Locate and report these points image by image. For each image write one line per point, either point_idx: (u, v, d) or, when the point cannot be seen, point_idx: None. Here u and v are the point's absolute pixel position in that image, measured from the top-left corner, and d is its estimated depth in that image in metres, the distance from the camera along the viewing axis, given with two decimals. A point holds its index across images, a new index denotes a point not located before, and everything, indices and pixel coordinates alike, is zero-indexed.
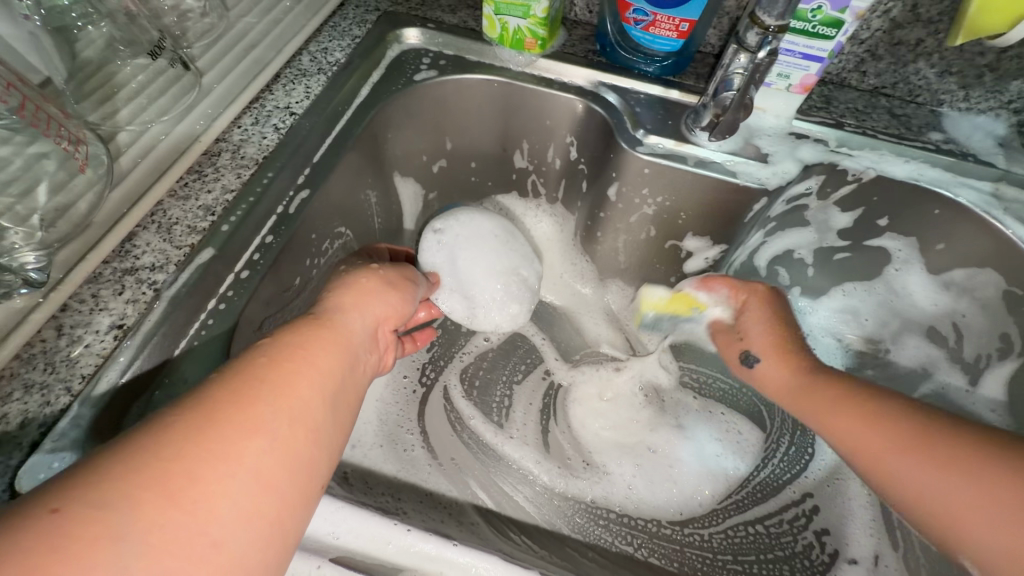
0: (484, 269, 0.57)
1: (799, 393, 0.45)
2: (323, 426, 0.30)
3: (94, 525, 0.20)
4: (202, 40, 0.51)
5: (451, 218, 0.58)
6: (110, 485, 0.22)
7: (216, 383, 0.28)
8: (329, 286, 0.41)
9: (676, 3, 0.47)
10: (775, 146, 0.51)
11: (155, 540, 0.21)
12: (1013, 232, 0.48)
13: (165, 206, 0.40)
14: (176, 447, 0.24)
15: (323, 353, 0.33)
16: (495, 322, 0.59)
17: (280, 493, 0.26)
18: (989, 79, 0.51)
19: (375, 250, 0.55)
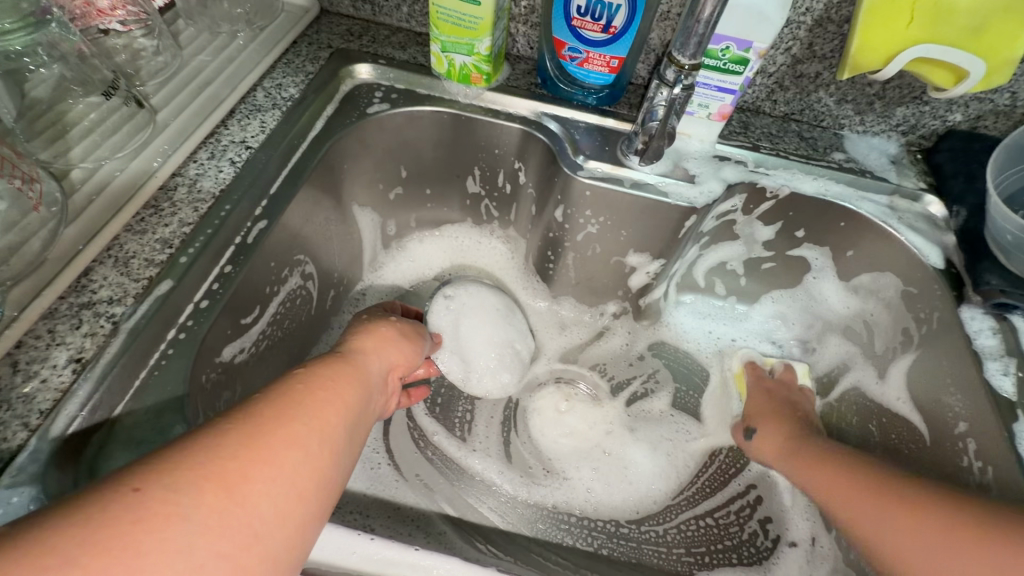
0: (484, 339, 0.62)
1: (801, 456, 0.52)
2: (343, 450, 0.33)
3: (165, 505, 0.24)
4: (155, 79, 0.52)
5: (460, 287, 0.63)
6: (178, 473, 0.26)
7: (263, 400, 0.32)
8: (353, 332, 0.46)
9: (605, 43, 0.52)
10: (700, 168, 0.57)
11: (212, 524, 0.25)
12: (906, 238, 0.54)
13: (121, 240, 0.41)
14: (231, 448, 0.28)
15: (346, 386, 0.37)
16: (487, 388, 0.62)
17: (305, 504, 0.29)
18: (879, 105, 0.58)
19: (389, 306, 0.57)
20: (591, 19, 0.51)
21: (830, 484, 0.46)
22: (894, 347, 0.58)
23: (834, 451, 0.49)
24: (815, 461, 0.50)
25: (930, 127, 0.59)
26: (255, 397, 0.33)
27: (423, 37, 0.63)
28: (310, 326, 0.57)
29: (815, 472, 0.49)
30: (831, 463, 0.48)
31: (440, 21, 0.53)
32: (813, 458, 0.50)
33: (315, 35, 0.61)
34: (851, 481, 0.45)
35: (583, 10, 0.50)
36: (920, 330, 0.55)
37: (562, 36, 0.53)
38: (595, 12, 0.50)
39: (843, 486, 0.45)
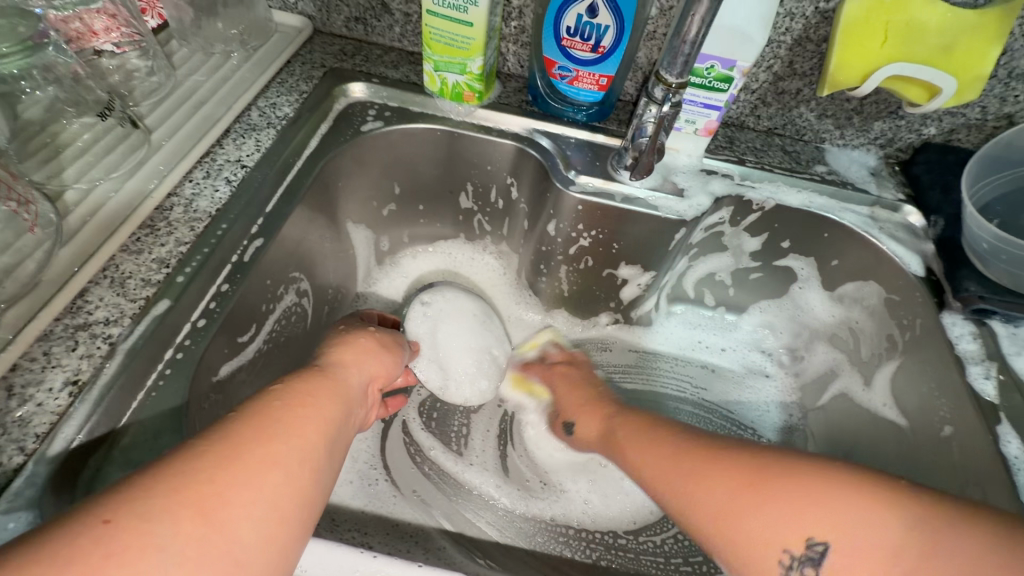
0: (460, 344, 0.65)
1: (629, 430, 0.50)
2: (325, 465, 0.34)
3: (141, 536, 0.25)
4: (149, 99, 0.52)
5: (438, 295, 0.67)
6: (153, 501, 0.26)
7: (243, 419, 0.32)
8: (334, 344, 0.46)
9: (595, 62, 0.54)
10: (689, 182, 0.58)
11: (189, 552, 0.25)
12: (888, 247, 0.56)
13: (117, 261, 0.41)
14: (207, 473, 0.28)
15: (327, 401, 0.37)
16: (465, 395, 0.64)
17: (287, 524, 0.29)
18: (857, 120, 0.60)
19: (367, 314, 0.58)
20: (581, 40, 0.52)
21: (659, 459, 0.44)
22: (879, 353, 0.59)
23: (654, 422, 0.49)
24: (636, 432, 0.49)
25: (906, 140, 0.61)
26: (234, 415, 0.33)
27: (415, 56, 0.64)
28: (306, 343, 0.57)
29: (638, 448, 0.47)
30: (656, 435, 0.47)
31: (432, 41, 0.54)
32: (635, 432, 0.49)
33: (309, 54, 0.62)
34: (672, 452, 0.43)
35: (573, 31, 0.52)
36: (904, 337, 0.56)
37: (553, 56, 0.55)
38: (584, 33, 0.52)
39: (665, 459, 0.43)
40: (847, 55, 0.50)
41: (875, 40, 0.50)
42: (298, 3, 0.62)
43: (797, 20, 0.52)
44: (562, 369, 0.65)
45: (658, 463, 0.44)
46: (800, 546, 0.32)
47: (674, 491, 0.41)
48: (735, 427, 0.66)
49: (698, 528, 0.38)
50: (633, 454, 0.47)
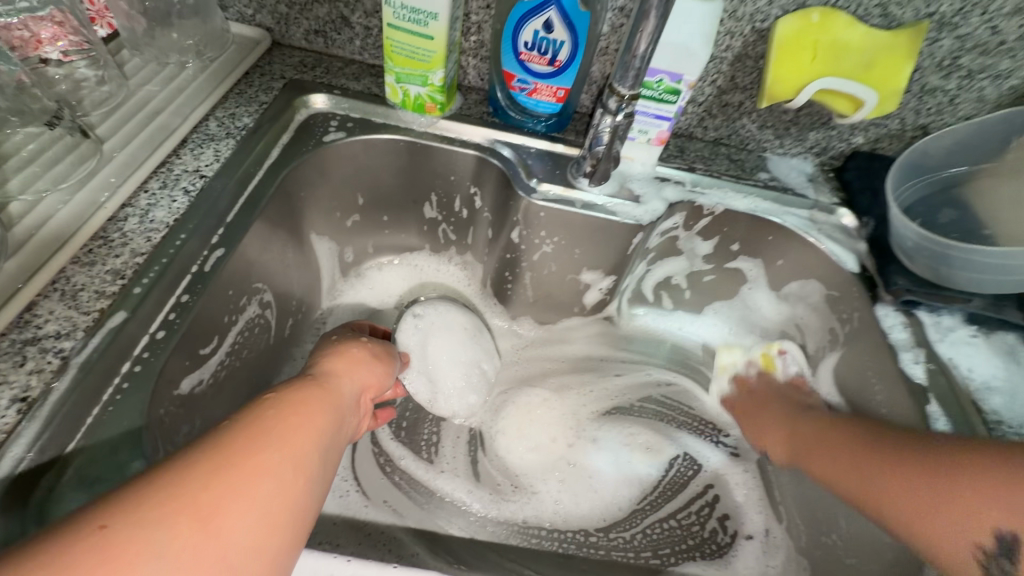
0: (450, 358, 0.64)
1: (814, 441, 0.55)
2: (317, 475, 0.33)
3: (133, 544, 0.24)
4: (99, 109, 0.51)
5: (429, 306, 0.66)
6: (148, 507, 0.25)
7: (233, 426, 0.32)
8: (325, 353, 0.46)
9: (552, 75, 0.56)
10: (644, 188, 0.62)
11: (183, 561, 0.25)
12: (827, 247, 0.60)
13: (68, 273, 0.40)
14: (203, 479, 0.28)
15: (318, 409, 0.37)
16: (453, 409, 0.64)
17: (280, 533, 0.29)
18: (794, 130, 0.65)
19: (357, 325, 0.57)
20: (538, 54, 0.54)
21: (844, 467, 0.49)
22: (822, 346, 0.64)
23: (836, 428, 0.53)
24: (820, 441, 0.54)
25: (838, 149, 0.66)
26: (225, 423, 0.32)
27: (376, 69, 0.64)
28: (269, 355, 0.56)
29: (825, 452, 0.52)
30: (832, 447, 0.52)
31: (394, 54, 0.55)
32: (819, 438, 0.54)
33: (267, 66, 0.62)
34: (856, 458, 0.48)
35: (530, 45, 0.54)
36: (843, 329, 0.61)
37: (512, 69, 0.57)
38: (541, 47, 0.54)
39: (846, 460, 0.49)
40: (783, 65, 0.55)
41: (807, 53, 0.54)
42: (255, 15, 0.62)
43: (737, 38, 0.56)
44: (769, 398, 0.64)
45: (835, 466, 0.50)
46: (988, 538, 0.36)
47: (858, 488, 0.46)
48: (695, 422, 0.69)
49: (888, 521, 0.43)
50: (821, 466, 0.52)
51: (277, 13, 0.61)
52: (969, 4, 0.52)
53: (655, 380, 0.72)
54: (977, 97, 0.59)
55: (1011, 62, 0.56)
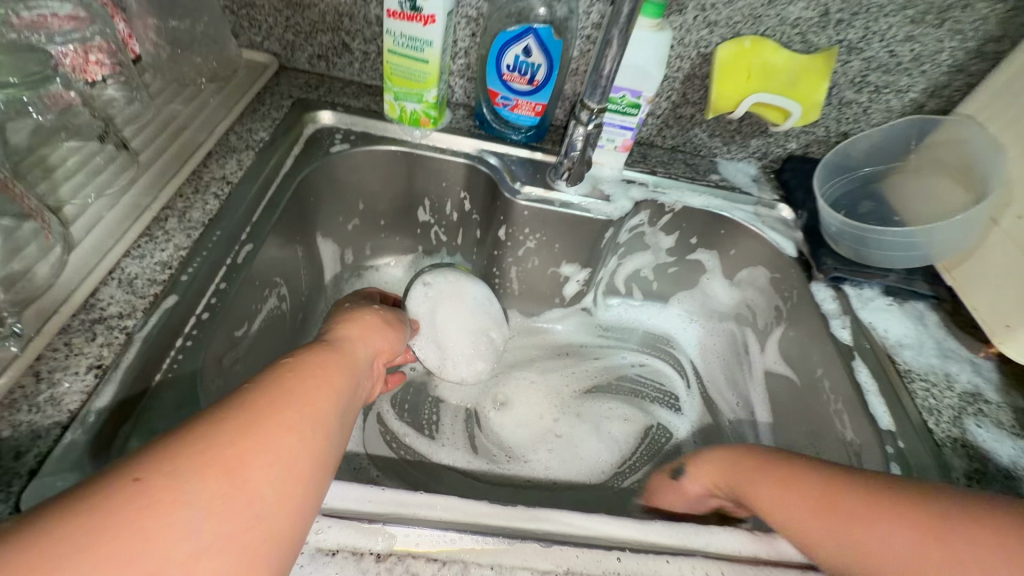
0: (459, 325, 0.72)
1: (745, 479, 0.46)
2: (334, 434, 0.37)
3: (167, 493, 0.27)
4: (131, 125, 0.57)
5: (438, 277, 0.73)
6: (180, 461, 0.28)
7: (254, 388, 0.35)
8: (343, 320, 0.52)
9: (531, 93, 0.65)
10: (613, 189, 0.71)
11: (215, 507, 0.27)
12: (769, 235, 0.71)
13: (123, 264, 0.46)
14: (228, 436, 0.30)
15: (336, 372, 0.41)
16: (461, 373, 0.71)
17: (304, 484, 0.32)
18: (739, 138, 0.75)
19: (367, 292, 0.65)
20: (519, 75, 0.63)
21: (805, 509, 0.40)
22: (770, 322, 0.73)
23: (763, 459, 0.46)
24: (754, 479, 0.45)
25: (776, 153, 0.77)
26: (249, 384, 0.36)
27: (374, 89, 0.72)
28: (285, 344, 0.62)
29: (768, 493, 0.43)
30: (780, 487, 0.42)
31: (392, 75, 0.63)
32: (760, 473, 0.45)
33: (276, 86, 0.69)
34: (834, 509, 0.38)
35: (511, 67, 0.63)
36: (786, 306, 0.70)
37: (496, 88, 0.65)
38: (521, 69, 0.63)
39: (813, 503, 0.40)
40: (722, 82, 0.65)
41: (741, 71, 0.65)
42: (264, 42, 0.70)
43: (685, 61, 0.67)
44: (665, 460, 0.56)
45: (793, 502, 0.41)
46: None
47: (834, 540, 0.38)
48: (666, 396, 0.77)
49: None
50: (771, 512, 0.42)
51: (284, 40, 0.69)
52: (869, 33, 0.63)
53: (629, 361, 0.80)
54: (885, 108, 0.71)
55: (908, 80, 0.68)
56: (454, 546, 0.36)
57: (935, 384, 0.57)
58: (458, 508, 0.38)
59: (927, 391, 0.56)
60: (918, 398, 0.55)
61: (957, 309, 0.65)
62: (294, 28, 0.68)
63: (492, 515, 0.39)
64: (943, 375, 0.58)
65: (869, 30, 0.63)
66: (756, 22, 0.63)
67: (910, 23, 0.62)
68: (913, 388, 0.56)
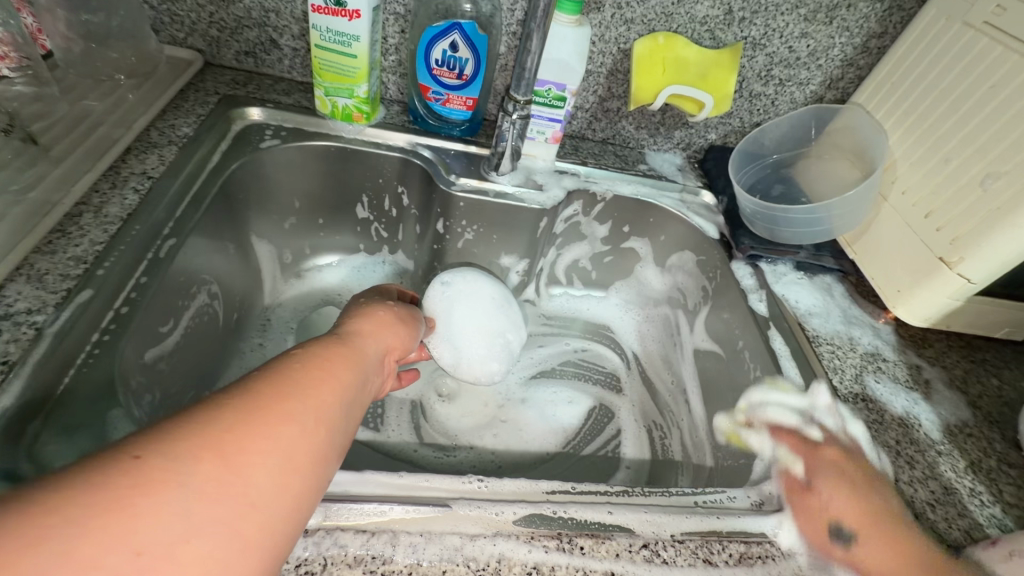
0: (479, 326, 0.69)
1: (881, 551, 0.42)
2: (339, 426, 0.36)
3: (162, 472, 0.26)
4: (39, 120, 0.55)
5: (456, 275, 0.71)
6: (178, 443, 0.28)
7: (260, 376, 0.35)
8: (356, 317, 0.52)
9: (461, 88, 0.67)
10: (546, 179, 0.74)
11: (207, 490, 0.27)
12: (693, 219, 0.75)
13: (32, 260, 0.44)
14: (228, 422, 0.30)
15: (343, 365, 0.41)
16: (474, 373, 0.69)
17: (301, 474, 0.32)
18: (663, 130, 0.80)
19: (386, 289, 0.64)
20: (447, 69, 0.65)
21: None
22: (698, 302, 0.77)
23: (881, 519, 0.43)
24: (900, 568, 0.41)
25: (698, 144, 0.82)
26: (255, 373, 0.35)
27: (305, 86, 0.72)
28: (216, 344, 0.61)
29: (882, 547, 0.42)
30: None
31: (322, 70, 0.63)
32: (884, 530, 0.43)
33: (201, 83, 0.68)
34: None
35: (440, 62, 0.64)
36: (711, 286, 0.75)
37: (426, 82, 0.67)
38: (450, 64, 0.64)
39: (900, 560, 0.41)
40: (643, 71, 0.69)
41: (659, 61, 0.69)
42: (187, 38, 0.69)
43: (607, 56, 0.70)
44: (832, 455, 0.50)
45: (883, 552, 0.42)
46: None
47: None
48: (607, 379, 0.80)
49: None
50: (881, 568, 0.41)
51: (208, 37, 0.68)
52: (769, 30, 0.69)
53: (572, 348, 0.83)
54: (790, 100, 0.77)
55: (807, 73, 0.74)
56: (385, 517, 0.37)
57: (840, 346, 0.62)
58: (390, 483, 0.39)
59: (834, 353, 0.61)
60: (825, 360, 0.60)
61: (861, 281, 0.71)
62: (217, 24, 0.67)
63: (427, 488, 0.40)
64: (847, 338, 0.63)
65: (769, 27, 0.69)
66: (668, 19, 0.67)
67: (804, 21, 0.69)
68: (820, 351, 0.61)
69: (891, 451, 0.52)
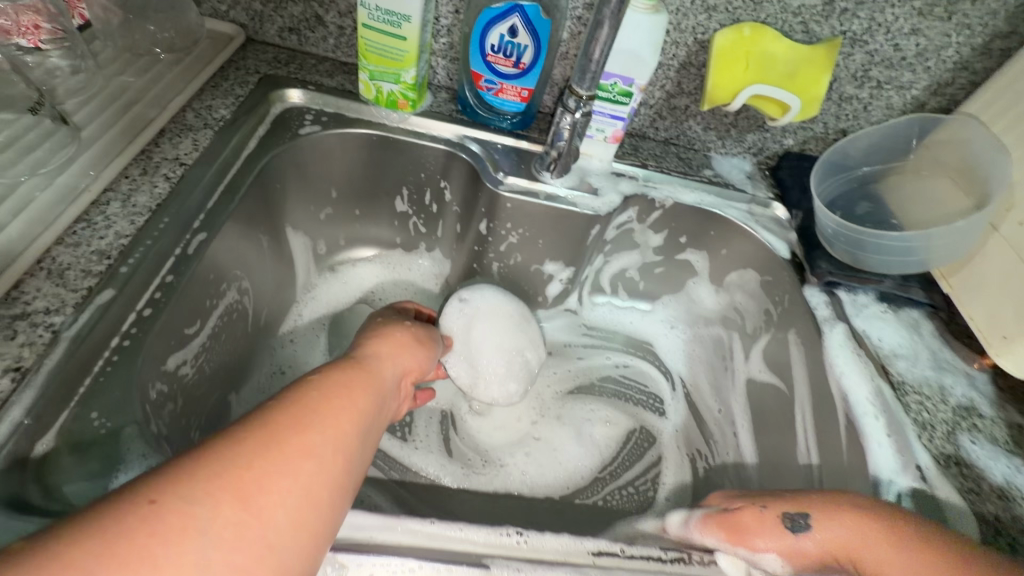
0: (495, 345, 0.65)
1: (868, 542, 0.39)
2: (359, 456, 0.33)
3: (181, 518, 0.24)
4: (74, 97, 0.53)
5: (475, 292, 0.67)
6: (193, 483, 0.25)
7: (278, 405, 0.31)
8: (373, 336, 0.48)
9: (517, 77, 0.61)
10: (602, 182, 0.67)
11: (227, 535, 0.24)
12: (761, 235, 0.68)
13: (54, 253, 0.41)
14: (246, 458, 0.27)
15: (363, 388, 0.37)
16: (492, 394, 0.65)
17: (321, 511, 0.29)
18: (734, 132, 0.72)
19: (403, 307, 0.61)
20: (503, 56, 0.59)
21: None
22: (759, 327, 0.70)
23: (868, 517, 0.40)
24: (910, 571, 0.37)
25: (773, 149, 0.74)
26: (271, 401, 0.32)
27: (349, 67, 0.67)
28: (244, 341, 0.58)
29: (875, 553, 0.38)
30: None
31: (368, 51, 0.58)
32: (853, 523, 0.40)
33: (242, 60, 0.64)
34: None
35: (496, 48, 0.58)
36: (777, 311, 0.67)
37: (479, 69, 0.61)
38: (506, 50, 0.58)
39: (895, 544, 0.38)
40: (719, 70, 0.62)
41: (740, 58, 0.61)
42: (229, 11, 0.64)
43: (681, 48, 0.63)
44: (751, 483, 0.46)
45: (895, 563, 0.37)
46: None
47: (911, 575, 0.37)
48: (650, 400, 0.74)
49: None
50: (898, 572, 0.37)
51: (251, 10, 0.64)
52: (874, 24, 0.60)
53: (613, 362, 0.77)
54: (886, 105, 0.68)
55: (911, 75, 0.64)
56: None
57: (929, 398, 0.54)
58: (421, 533, 0.35)
59: (922, 405, 0.54)
60: (912, 411, 0.53)
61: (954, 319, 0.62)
62: None
63: (461, 540, 0.36)
64: (937, 388, 0.55)
65: (874, 21, 0.60)
66: (756, 8, 0.59)
67: (917, 15, 0.59)
68: (906, 401, 0.54)
69: (988, 531, 0.46)
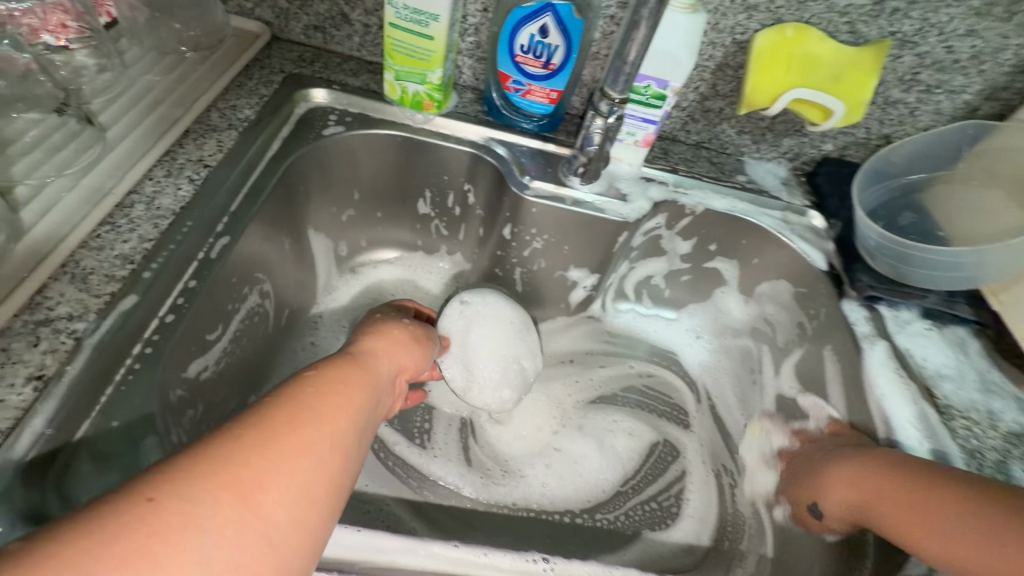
0: (491, 350, 0.63)
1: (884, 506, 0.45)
2: (356, 452, 0.32)
3: (180, 516, 0.23)
4: (100, 96, 0.52)
5: (477, 295, 0.65)
6: (191, 481, 0.24)
7: (274, 402, 0.30)
8: (366, 333, 0.47)
9: (546, 78, 0.59)
10: (630, 187, 0.65)
11: (228, 533, 0.23)
12: (796, 245, 0.65)
13: (78, 257, 0.41)
14: (244, 454, 0.26)
15: (359, 385, 0.36)
16: (484, 399, 0.63)
17: (319, 509, 0.28)
18: (770, 137, 0.69)
19: (402, 306, 0.60)
20: (533, 57, 0.57)
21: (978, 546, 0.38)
22: (791, 341, 0.67)
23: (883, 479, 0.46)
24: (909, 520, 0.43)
25: (810, 155, 0.70)
26: (263, 400, 0.30)
27: (373, 66, 0.66)
28: (265, 344, 0.58)
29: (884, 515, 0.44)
30: (985, 531, 0.38)
31: (394, 51, 0.57)
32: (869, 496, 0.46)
33: (267, 59, 0.63)
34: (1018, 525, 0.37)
35: (526, 48, 0.56)
36: (811, 324, 0.65)
37: (507, 70, 0.59)
38: (536, 51, 0.56)
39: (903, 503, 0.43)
40: (760, 70, 0.59)
41: (783, 57, 0.58)
42: (255, 9, 0.63)
43: (718, 48, 0.60)
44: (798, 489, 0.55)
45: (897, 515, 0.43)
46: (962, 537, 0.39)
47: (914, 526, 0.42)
48: (675, 412, 0.72)
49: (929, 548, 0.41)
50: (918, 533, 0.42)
51: (276, 8, 0.63)
52: (927, 25, 0.57)
53: (636, 371, 0.75)
54: (934, 110, 0.64)
55: (964, 79, 0.61)
56: None
57: (977, 423, 0.51)
58: (444, 557, 0.34)
59: (969, 431, 0.51)
60: (958, 437, 0.50)
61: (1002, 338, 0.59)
62: None
63: (486, 566, 0.34)
64: (985, 413, 0.52)
65: (926, 21, 0.56)
66: (801, 7, 0.56)
67: (974, 16, 0.56)
68: (953, 427, 0.51)
69: None
